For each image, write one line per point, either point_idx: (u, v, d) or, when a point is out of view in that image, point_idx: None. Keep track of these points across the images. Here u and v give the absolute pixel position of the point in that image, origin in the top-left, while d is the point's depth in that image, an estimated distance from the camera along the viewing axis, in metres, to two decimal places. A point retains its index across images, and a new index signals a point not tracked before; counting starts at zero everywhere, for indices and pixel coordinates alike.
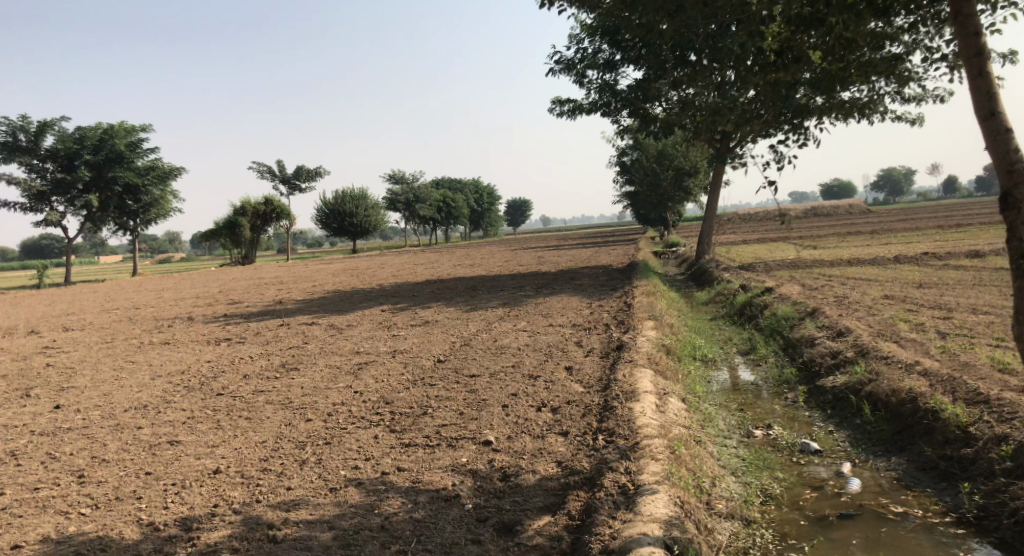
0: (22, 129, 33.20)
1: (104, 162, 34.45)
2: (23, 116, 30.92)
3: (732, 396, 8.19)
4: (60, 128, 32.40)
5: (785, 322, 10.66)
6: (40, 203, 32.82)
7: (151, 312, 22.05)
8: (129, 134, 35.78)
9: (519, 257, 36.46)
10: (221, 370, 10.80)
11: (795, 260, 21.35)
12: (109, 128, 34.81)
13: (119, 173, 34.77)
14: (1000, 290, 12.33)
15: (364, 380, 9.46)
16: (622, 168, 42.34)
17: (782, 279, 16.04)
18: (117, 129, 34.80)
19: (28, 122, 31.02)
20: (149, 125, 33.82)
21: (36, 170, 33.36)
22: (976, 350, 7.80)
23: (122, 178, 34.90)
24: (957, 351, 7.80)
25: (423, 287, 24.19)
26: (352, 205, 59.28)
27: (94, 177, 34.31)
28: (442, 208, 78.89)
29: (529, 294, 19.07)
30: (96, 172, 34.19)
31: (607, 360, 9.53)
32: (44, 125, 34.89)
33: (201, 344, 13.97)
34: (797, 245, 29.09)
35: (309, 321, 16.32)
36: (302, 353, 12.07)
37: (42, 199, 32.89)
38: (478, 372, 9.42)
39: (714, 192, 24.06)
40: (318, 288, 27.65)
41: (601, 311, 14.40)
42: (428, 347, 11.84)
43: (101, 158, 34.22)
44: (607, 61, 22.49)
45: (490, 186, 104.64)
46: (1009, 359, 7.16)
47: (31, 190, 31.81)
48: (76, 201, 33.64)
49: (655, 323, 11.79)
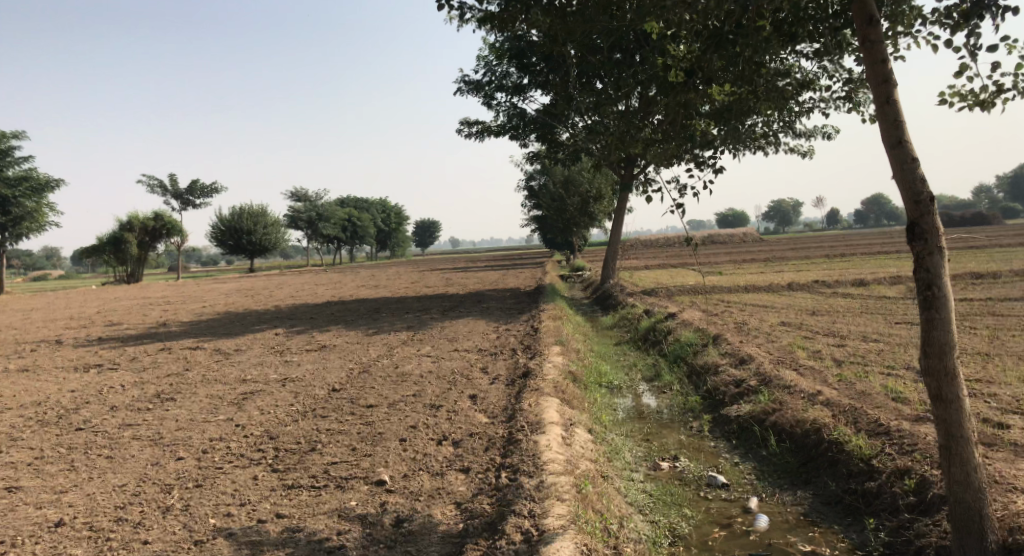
0: None
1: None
2: None
3: (638, 425, 7.99)
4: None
5: (689, 349, 10.63)
6: None
7: (16, 335, 20.11)
8: (0, 141, 33.02)
9: (424, 279, 35.81)
10: (86, 401, 9.75)
11: (695, 286, 21.79)
12: None
13: None
14: (887, 317, 12.81)
15: (249, 411, 8.71)
16: (529, 191, 42.58)
17: (684, 305, 16.23)
18: None
19: None
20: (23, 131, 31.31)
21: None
22: (872, 378, 7.91)
23: None
24: (853, 379, 7.89)
25: (322, 309, 23.23)
26: (250, 222, 56.97)
27: None
28: (346, 228, 77.07)
29: (433, 317, 18.56)
30: None
31: (511, 388, 9.16)
32: None
33: (68, 371, 12.71)
34: (697, 271, 29.86)
35: (195, 346, 15.21)
36: (182, 382, 11.12)
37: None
38: (375, 401, 8.85)
39: (619, 217, 24.35)
40: (208, 310, 26.13)
41: (506, 335, 14.07)
42: (323, 374, 11.14)
43: None
44: (515, 85, 22.45)
45: (396, 207, 103.39)
46: (903, 388, 7.26)
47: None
48: None
49: (560, 349, 11.54)
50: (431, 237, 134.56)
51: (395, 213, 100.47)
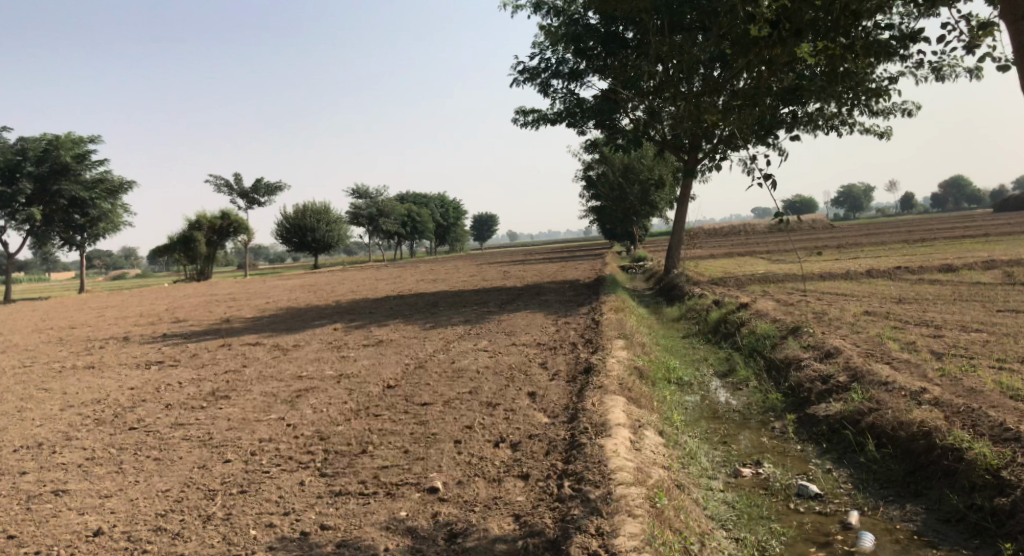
0: None
1: (48, 175, 32.76)
2: None
3: (713, 427, 7.33)
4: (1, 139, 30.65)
5: (765, 342, 9.86)
6: None
7: (89, 332, 20.59)
8: (77, 146, 34.16)
9: (484, 272, 35.50)
10: (143, 399, 9.63)
11: (765, 274, 20.76)
12: (54, 139, 32.93)
13: (65, 186, 33.09)
14: (984, 306, 11.72)
15: (300, 410, 8.39)
16: (588, 182, 41.81)
17: (756, 295, 15.35)
18: (62, 141, 32.97)
19: None
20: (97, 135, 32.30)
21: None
22: (980, 373, 7.04)
23: (68, 191, 33.22)
24: (958, 374, 7.01)
25: (381, 303, 23.10)
26: (313, 219, 57.80)
27: (38, 190, 32.61)
28: (405, 223, 77.62)
29: (492, 310, 18.15)
30: (40, 184, 32.49)
31: (573, 385, 8.60)
32: None
33: (131, 368, 12.74)
34: (765, 259, 28.61)
35: (255, 342, 15.17)
36: (238, 378, 10.94)
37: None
38: (430, 399, 8.42)
39: (682, 205, 23.44)
40: (271, 306, 26.41)
41: (567, 328, 13.49)
42: (379, 370, 10.80)
43: (46, 170, 32.53)
44: (572, 71, 21.78)
45: (456, 202, 103.76)
46: (1020, 384, 6.38)
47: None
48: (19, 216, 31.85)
49: (624, 343, 10.90)
50: (490, 231, 134.66)
51: (453, 207, 100.74)
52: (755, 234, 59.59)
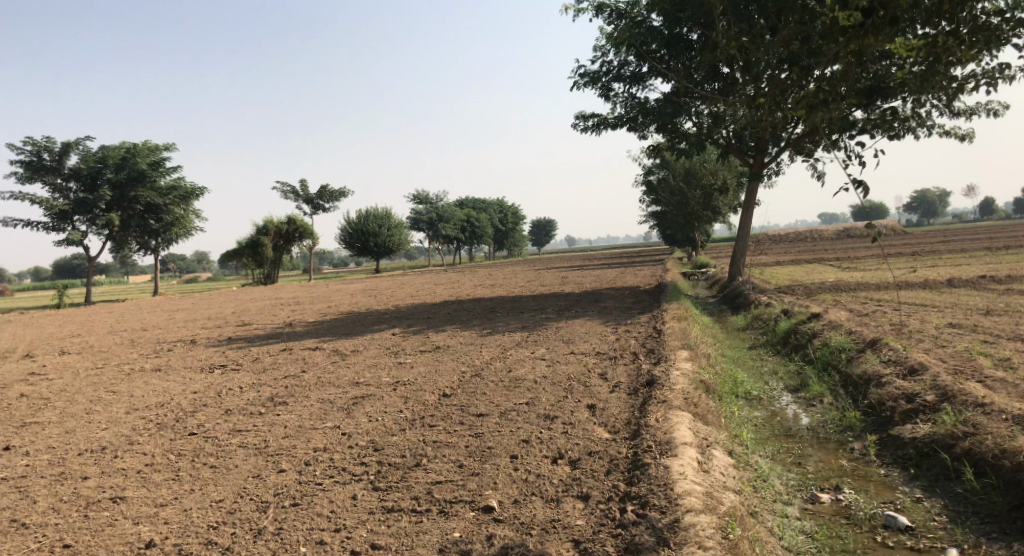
0: (46, 148, 32.90)
1: (125, 182, 33.98)
2: (45, 136, 30.56)
3: (785, 447, 6.91)
4: (82, 148, 31.94)
5: (840, 356, 9.31)
6: (62, 223, 32.30)
7: (158, 335, 21.13)
8: (153, 154, 35.37)
9: (543, 278, 35.22)
10: (203, 404, 9.70)
11: (835, 282, 19.91)
12: (132, 147, 34.28)
13: (141, 193, 34.27)
14: None
15: (356, 419, 8.29)
16: (649, 187, 41.09)
17: (827, 304, 14.65)
18: (140, 149, 34.26)
19: (51, 142, 30.66)
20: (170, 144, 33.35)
21: (57, 190, 32.90)
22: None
23: (143, 197, 34.40)
24: None
25: (440, 308, 23.07)
26: (375, 224, 58.56)
27: (116, 197, 33.88)
28: (465, 228, 77.95)
29: (551, 317, 17.88)
30: (118, 191, 33.74)
31: (635, 399, 8.26)
32: (67, 145, 34.57)
33: (194, 372, 12.93)
34: (835, 266, 27.51)
35: (314, 347, 15.25)
36: (297, 384, 10.95)
37: (63, 219, 32.46)
38: (486, 410, 8.20)
39: (748, 210, 22.72)
40: (332, 310, 26.71)
41: (628, 337, 13.11)
42: (436, 377, 10.65)
43: (123, 177, 33.76)
44: (634, 74, 21.36)
45: (515, 207, 103.84)
46: None
47: (52, 210, 31.35)
48: (98, 221, 33.13)
49: (689, 354, 10.47)
50: (549, 236, 134.21)
51: (512, 212, 100.80)
52: (822, 240, 57.59)
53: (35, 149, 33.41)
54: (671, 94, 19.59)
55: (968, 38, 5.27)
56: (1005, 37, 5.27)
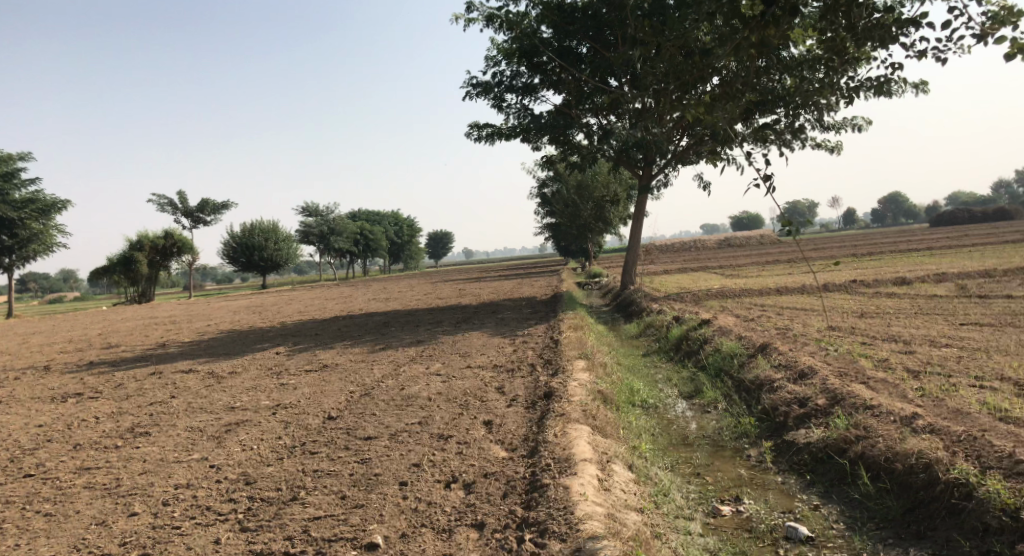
0: None
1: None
2: None
3: (685, 456, 6.74)
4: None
5: (733, 362, 9.34)
6: None
7: (8, 362, 19.05)
8: (7, 163, 32.32)
9: (438, 290, 34.64)
10: (49, 440, 8.59)
11: (721, 289, 20.50)
12: None
13: None
14: (947, 319, 11.47)
15: (227, 448, 7.50)
16: (542, 199, 41.41)
17: (715, 310, 14.95)
18: None
19: None
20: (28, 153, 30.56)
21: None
22: (965, 392, 6.60)
23: None
24: (940, 395, 6.55)
25: (329, 324, 22.08)
26: (261, 238, 56.09)
27: None
28: (357, 241, 76.06)
29: (445, 329, 17.41)
30: None
31: (532, 413, 7.91)
32: None
33: (44, 402, 11.56)
34: (719, 274, 28.48)
35: (188, 370, 14.07)
36: (163, 412, 9.94)
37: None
38: (374, 432, 7.63)
39: (637, 220, 23.10)
40: (213, 328, 25.12)
41: (524, 348, 12.81)
42: (321, 398, 9.94)
43: None
44: (526, 85, 21.29)
45: (409, 220, 102.63)
46: (1009, 404, 5.94)
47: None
48: None
49: (586, 364, 10.26)
50: (444, 249, 133.35)
51: (407, 225, 99.39)
52: (706, 249, 59.94)
53: None
54: (562, 106, 19.65)
55: (861, 35, 5.33)
56: (894, 37, 5.35)
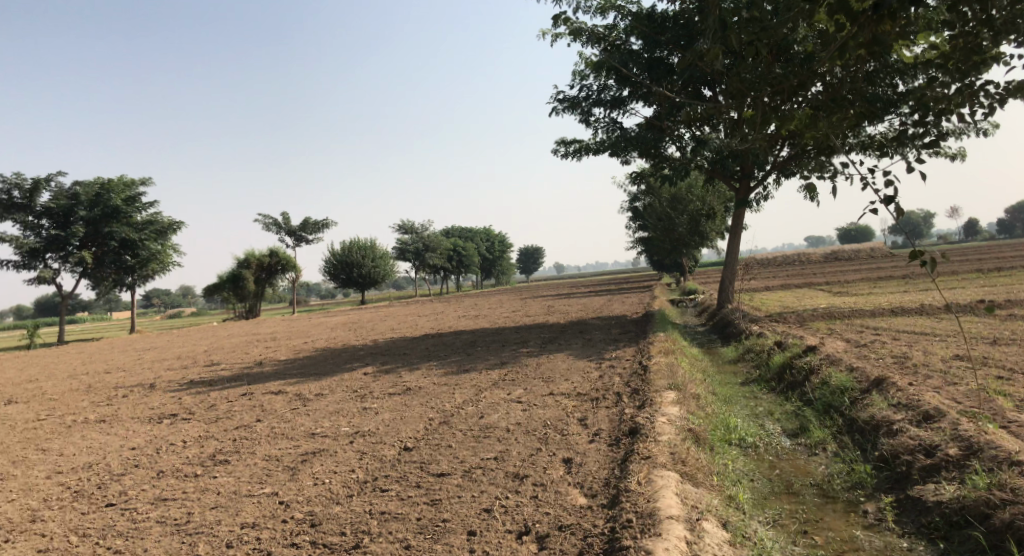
0: (19, 184, 31.85)
1: (100, 218, 32.84)
2: (17, 173, 29.54)
3: (788, 508, 6.00)
4: (54, 184, 30.81)
5: (843, 398, 8.42)
6: (34, 261, 31.19)
7: (119, 378, 19.93)
8: (129, 188, 34.34)
9: (528, 307, 34.26)
10: (135, 465, 8.64)
11: (828, 309, 19.16)
12: (107, 182, 33.26)
13: (116, 229, 33.13)
14: None
15: (299, 482, 7.27)
16: (636, 213, 40.42)
17: (822, 334, 13.82)
18: (115, 184, 33.25)
19: (23, 178, 29.63)
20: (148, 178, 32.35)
21: (28, 227, 31.70)
22: None
23: (119, 233, 33.27)
24: None
25: (418, 343, 22.04)
26: (359, 255, 57.55)
27: (90, 233, 32.80)
28: (450, 258, 76.95)
29: (532, 351, 16.96)
30: (92, 228, 32.63)
31: (616, 452, 7.33)
32: (41, 181, 33.58)
33: (140, 423, 11.82)
34: (825, 291, 26.78)
35: (277, 391, 14.19)
36: (246, 437, 9.90)
37: (35, 256, 31.28)
38: (448, 468, 7.22)
39: (735, 235, 21.98)
40: (310, 346, 25.64)
41: (611, 374, 12.16)
42: (399, 426, 9.65)
43: (98, 213, 32.65)
44: (614, 99, 20.70)
45: (502, 236, 103.24)
46: None
47: (22, 248, 30.18)
48: (72, 259, 32.03)
49: (677, 397, 9.53)
50: (536, 264, 133.31)
51: (498, 241, 99.88)
52: (809, 264, 56.97)
53: (5, 185, 32.23)
54: (653, 119, 18.99)
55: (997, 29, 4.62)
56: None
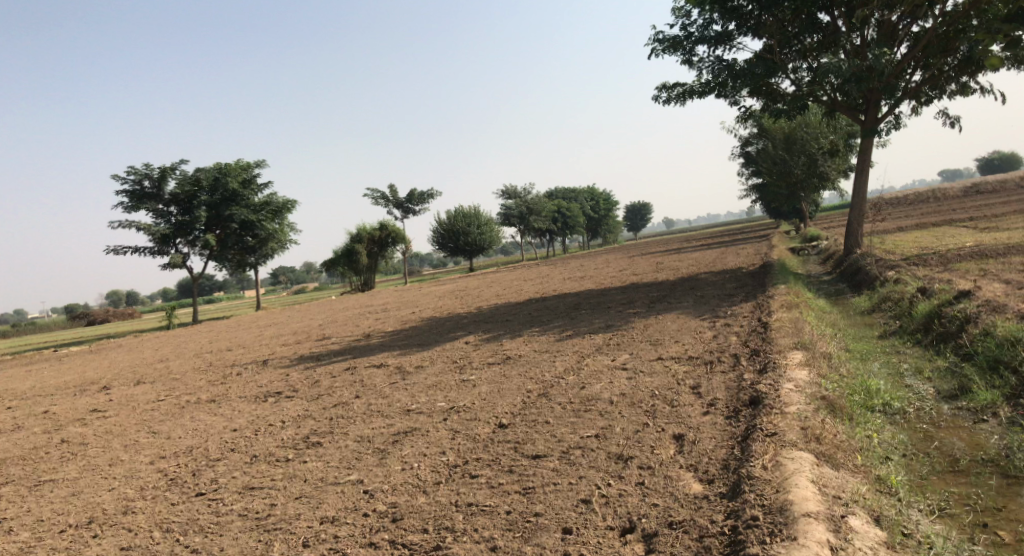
0: (148, 174, 33.50)
1: (220, 202, 34.05)
2: (144, 164, 30.96)
3: (955, 492, 5.12)
4: (178, 171, 32.14)
5: (1015, 351, 7.14)
6: (166, 246, 32.90)
7: (237, 356, 20.45)
8: (245, 171, 35.42)
9: (636, 265, 33.00)
10: (232, 448, 8.40)
11: (976, 247, 17.06)
12: (225, 167, 34.37)
13: (236, 212, 34.34)
14: None
15: (386, 468, 6.76)
16: (747, 159, 37.92)
17: (972, 276, 12.14)
18: (232, 168, 34.30)
19: (149, 168, 31.02)
20: (261, 160, 33.16)
21: (159, 214, 33.40)
22: None
23: (239, 216, 34.49)
24: None
25: (522, 308, 21.42)
26: (464, 223, 57.68)
27: (213, 217, 34.17)
28: (555, 220, 76.10)
29: (640, 311, 15.98)
30: (214, 211, 33.94)
31: (736, 427, 6.42)
32: (166, 170, 35.21)
33: (246, 402, 11.76)
34: (967, 228, 24.04)
35: (380, 364, 13.93)
36: (342, 416, 9.55)
37: (166, 242, 32.95)
38: (544, 449, 6.54)
39: (861, 173, 19.92)
40: (417, 316, 25.65)
41: (727, 334, 11.06)
42: (496, 399, 9.02)
43: (218, 198, 33.87)
44: (719, 34, 19.00)
45: (607, 194, 101.27)
46: None
47: (153, 235, 31.83)
48: (199, 242, 33.54)
49: (805, 358, 8.38)
50: (643, 220, 129.87)
51: (603, 199, 97.74)
52: (945, 200, 51.86)
53: (136, 177, 33.98)
54: (765, 53, 17.24)
55: None
56: None
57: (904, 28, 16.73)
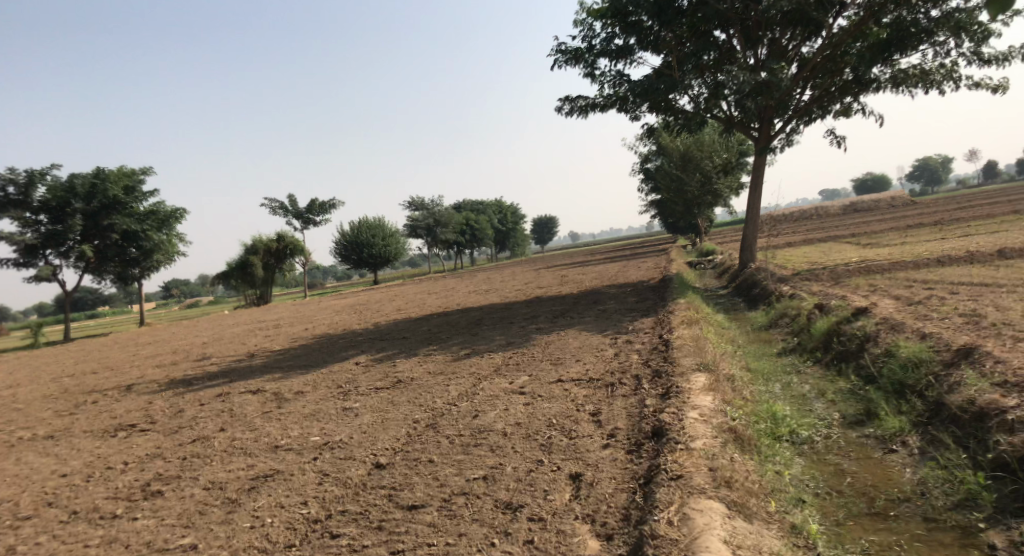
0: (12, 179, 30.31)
1: (98, 210, 31.20)
2: (7, 168, 27.89)
3: (876, 540, 4.93)
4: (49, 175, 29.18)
5: (919, 375, 6.85)
6: (32, 258, 29.78)
7: (101, 380, 18.35)
8: (128, 178, 32.67)
9: (540, 278, 32.49)
10: (51, 502, 6.96)
11: (864, 262, 17.41)
12: (104, 173, 31.55)
13: (116, 221, 31.54)
14: None
15: (231, 526, 5.69)
16: (647, 175, 38.44)
17: (865, 291, 12.14)
18: (111, 174, 31.49)
19: (13, 173, 27.98)
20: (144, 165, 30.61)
21: (25, 222, 30.25)
22: None
23: (119, 225, 31.69)
24: None
25: (421, 324, 20.34)
26: (368, 234, 55.93)
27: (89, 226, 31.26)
28: (462, 232, 75.19)
29: (541, 327, 15.27)
30: (90, 220, 31.06)
31: (636, 464, 5.77)
32: (34, 174, 32.05)
33: (91, 439, 10.19)
34: (853, 243, 24.89)
35: (256, 391, 12.53)
36: (197, 455, 8.27)
37: (33, 253, 29.85)
38: (422, 496, 5.65)
39: (757, 189, 20.07)
40: (310, 333, 24.07)
41: (628, 353, 10.47)
42: (375, 433, 8.01)
43: (95, 206, 31.01)
44: (621, 47, 18.75)
45: (514, 208, 101.35)
46: None
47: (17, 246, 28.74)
48: (71, 254, 30.58)
49: (709, 381, 7.82)
50: (549, 233, 131.02)
51: (510, 212, 97.63)
52: (832, 216, 54.54)
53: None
54: (665, 67, 17.04)
55: None
56: None
57: (794, 49, 16.94)
